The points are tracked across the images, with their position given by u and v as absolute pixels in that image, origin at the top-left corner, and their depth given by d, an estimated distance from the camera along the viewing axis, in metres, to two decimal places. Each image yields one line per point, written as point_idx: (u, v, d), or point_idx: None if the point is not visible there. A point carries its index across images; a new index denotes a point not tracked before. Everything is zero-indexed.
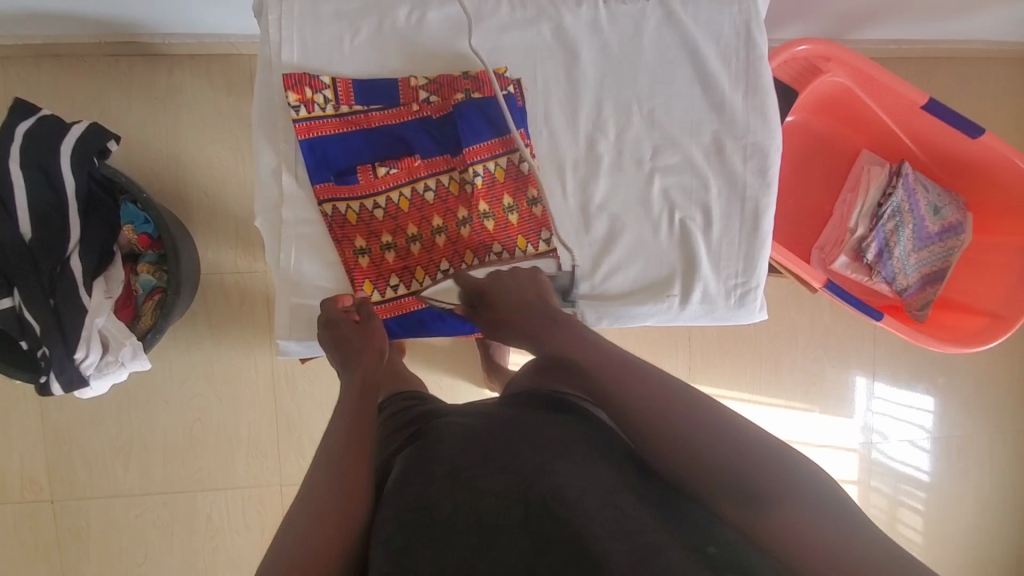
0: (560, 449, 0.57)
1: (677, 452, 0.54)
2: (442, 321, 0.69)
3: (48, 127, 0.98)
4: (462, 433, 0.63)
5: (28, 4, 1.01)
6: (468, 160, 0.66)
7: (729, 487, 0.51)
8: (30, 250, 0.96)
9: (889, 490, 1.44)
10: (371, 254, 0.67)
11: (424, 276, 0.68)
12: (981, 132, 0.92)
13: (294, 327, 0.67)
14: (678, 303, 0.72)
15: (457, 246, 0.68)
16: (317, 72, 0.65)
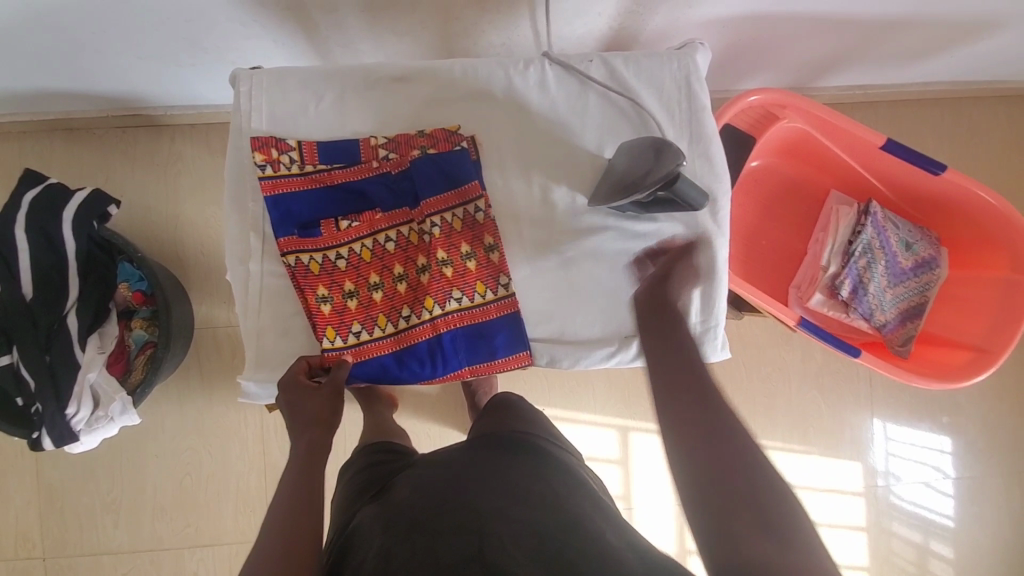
0: (514, 492, 0.60)
1: (718, 459, 0.54)
2: (404, 368, 0.71)
3: (53, 195, 1.05)
4: (420, 482, 0.65)
5: (43, 86, 1.11)
6: (426, 212, 0.70)
7: (727, 487, 0.52)
8: (30, 309, 1.01)
9: (915, 540, 1.38)
10: (334, 303, 0.69)
11: (387, 322, 0.70)
12: (941, 169, 0.95)
13: (258, 376, 0.70)
14: (638, 342, 0.73)
15: (417, 292, 0.70)
16: (285, 136, 0.70)
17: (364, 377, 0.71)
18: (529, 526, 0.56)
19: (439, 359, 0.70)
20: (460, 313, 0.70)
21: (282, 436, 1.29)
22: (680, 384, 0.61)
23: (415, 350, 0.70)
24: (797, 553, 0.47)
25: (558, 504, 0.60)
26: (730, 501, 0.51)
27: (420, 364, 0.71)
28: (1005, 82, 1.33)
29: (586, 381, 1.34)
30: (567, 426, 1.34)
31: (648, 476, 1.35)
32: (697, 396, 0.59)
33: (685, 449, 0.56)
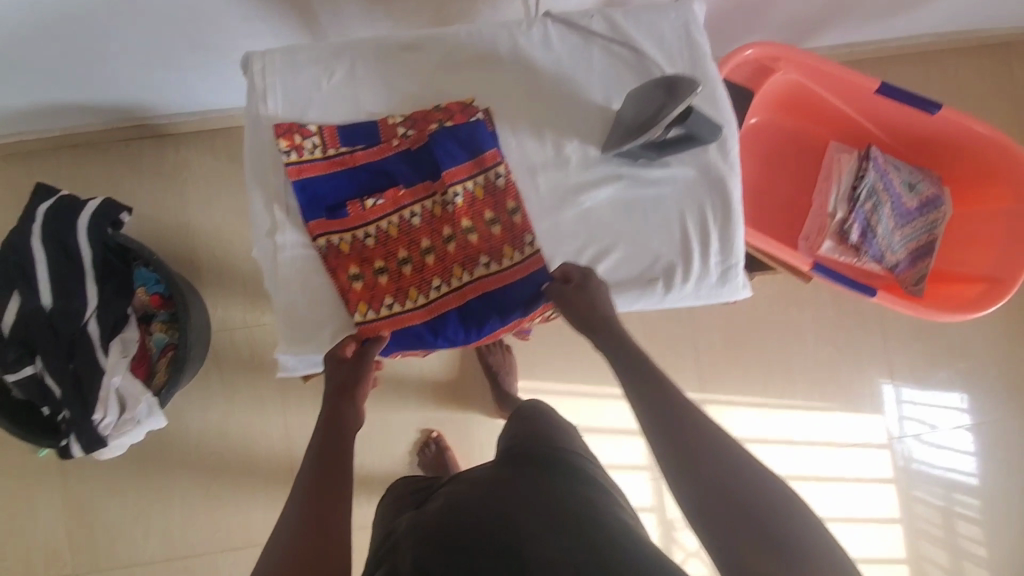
0: (539, 508, 0.67)
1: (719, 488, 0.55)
2: (439, 335, 0.71)
3: (66, 206, 1.07)
4: (465, 497, 0.71)
5: (48, 100, 1.12)
6: (448, 182, 0.71)
7: (737, 522, 0.53)
8: (51, 319, 1.03)
9: (939, 500, 1.39)
10: (366, 279, 0.71)
11: (418, 295, 0.71)
12: (936, 108, 0.97)
13: (292, 346, 0.71)
14: (663, 286, 0.74)
15: (447, 261, 0.71)
16: (305, 120, 0.72)
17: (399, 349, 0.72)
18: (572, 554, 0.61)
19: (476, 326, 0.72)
20: (490, 277, 0.72)
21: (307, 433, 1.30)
22: (674, 438, 0.59)
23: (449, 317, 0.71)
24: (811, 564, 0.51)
25: (594, 521, 0.66)
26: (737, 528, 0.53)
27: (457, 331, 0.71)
28: (989, 31, 1.36)
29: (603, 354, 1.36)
30: (588, 401, 1.35)
31: None
32: (687, 435, 0.58)
33: (679, 481, 0.57)
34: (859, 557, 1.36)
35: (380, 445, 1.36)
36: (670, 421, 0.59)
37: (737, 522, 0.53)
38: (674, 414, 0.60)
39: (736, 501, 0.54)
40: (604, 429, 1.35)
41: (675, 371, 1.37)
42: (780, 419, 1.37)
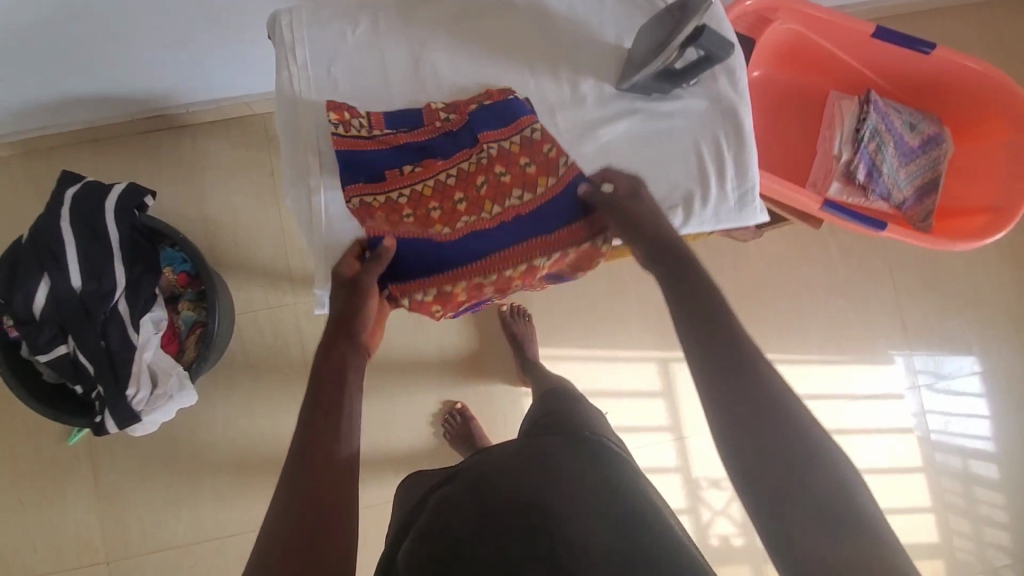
0: (575, 491, 0.69)
1: (774, 444, 0.55)
2: (466, 247, 0.72)
3: (94, 190, 1.09)
4: (497, 457, 0.75)
5: (70, 92, 1.15)
6: (485, 142, 0.74)
7: (791, 487, 0.53)
8: (82, 298, 1.05)
9: (957, 458, 1.41)
10: (400, 230, 0.72)
11: (442, 225, 0.73)
12: (930, 47, 1.00)
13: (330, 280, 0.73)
14: (683, 211, 0.76)
15: (479, 208, 0.74)
16: (350, 104, 0.75)
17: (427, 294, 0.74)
18: (600, 525, 0.66)
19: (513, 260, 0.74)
20: (522, 207, 0.74)
21: None
22: (728, 381, 0.58)
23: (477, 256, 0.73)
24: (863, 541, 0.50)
25: (620, 493, 0.70)
26: (788, 488, 0.53)
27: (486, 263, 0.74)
28: None
29: (619, 319, 1.38)
30: (608, 366, 1.37)
31: (693, 405, 1.38)
32: (751, 394, 0.57)
33: (740, 442, 0.56)
34: (885, 509, 1.37)
35: (404, 421, 1.38)
36: (728, 365, 0.59)
37: (781, 474, 0.54)
38: (739, 353, 0.59)
39: (786, 455, 0.54)
40: (626, 393, 1.37)
41: None
42: (798, 376, 1.39)
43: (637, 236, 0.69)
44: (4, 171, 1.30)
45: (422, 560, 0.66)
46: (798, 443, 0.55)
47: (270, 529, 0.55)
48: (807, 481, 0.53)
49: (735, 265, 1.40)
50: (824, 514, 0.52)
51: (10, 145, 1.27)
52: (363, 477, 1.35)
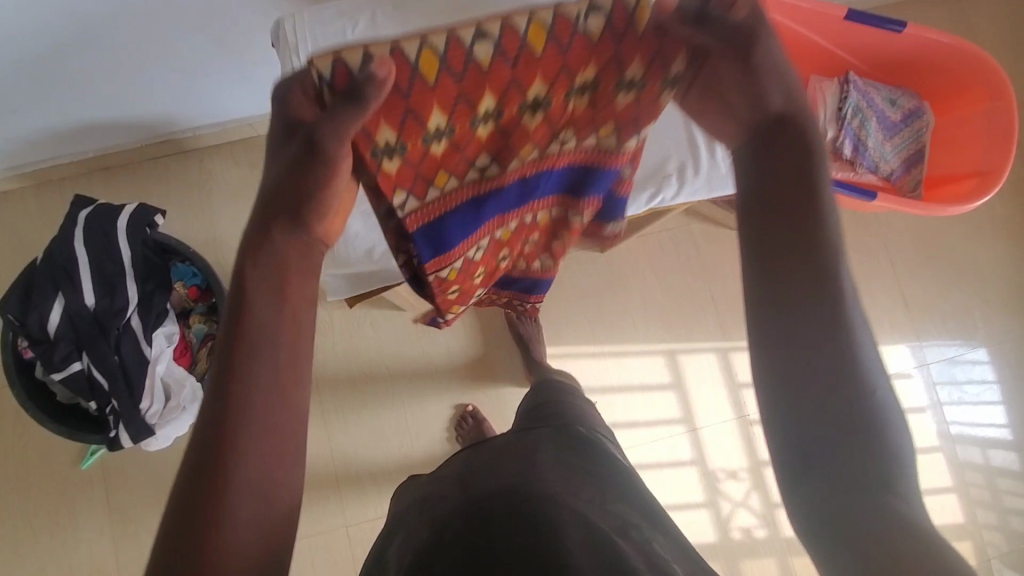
0: (566, 478, 0.69)
1: (839, 382, 0.42)
2: (457, 226, 0.71)
3: (105, 210, 1.12)
4: (480, 465, 0.73)
5: (82, 119, 1.20)
6: (575, 25, 0.54)
7: (835, 432, 0.42)
8: (97, 316, 1.08)
9: (973, 436, 1.39)
10: (409, 160, 0.60)
11: (449, 176, 0.65)
12: (902, 25, 1.05)
13: (337, 263, 0.80)
14: (677, 179, 0.81)
15: (510, 140, 0.64)
16: None
17: (433, 252, 0.71)
18: (580, 521, 0.62)
19: (530, 168, 0.70)
20: (562, 152, 0.70)
21: (344, 418, 1.37)
22: (800, 294, 0.44)
23: (488, 208, 0.73)
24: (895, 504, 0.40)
25: (606, 498, 0.68)
26: (822, 428, 0.42)
27: (513, 197, 0.74)
28: None
29: (624, 314, 1.39)
30: (616, 360, 1.37)
31: (704, 396, 1.37)
32: (828, 317, 0.43)
33: (800, 370, 0.43)
34: None
35: (415, 429, 1.38)
36: (808, 284, 0.44)
37: (832, 417, 0.42)
38: (815, 264, 0.44)
39: (834, 396, 0.42)
40: (636, 388, 1.37)
41: (695, 322, 1.40)
42: None
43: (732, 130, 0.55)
44: (18, 201, 1.34)
45: (411, 546, 0.66)
46: (856, 390, 0.42)
47: (198, 433, 0.42)
48: (852, 427, 0.42)
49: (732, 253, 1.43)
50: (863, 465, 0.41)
51: (23, 176, 1.31)
52: (376, 486, 1.35)
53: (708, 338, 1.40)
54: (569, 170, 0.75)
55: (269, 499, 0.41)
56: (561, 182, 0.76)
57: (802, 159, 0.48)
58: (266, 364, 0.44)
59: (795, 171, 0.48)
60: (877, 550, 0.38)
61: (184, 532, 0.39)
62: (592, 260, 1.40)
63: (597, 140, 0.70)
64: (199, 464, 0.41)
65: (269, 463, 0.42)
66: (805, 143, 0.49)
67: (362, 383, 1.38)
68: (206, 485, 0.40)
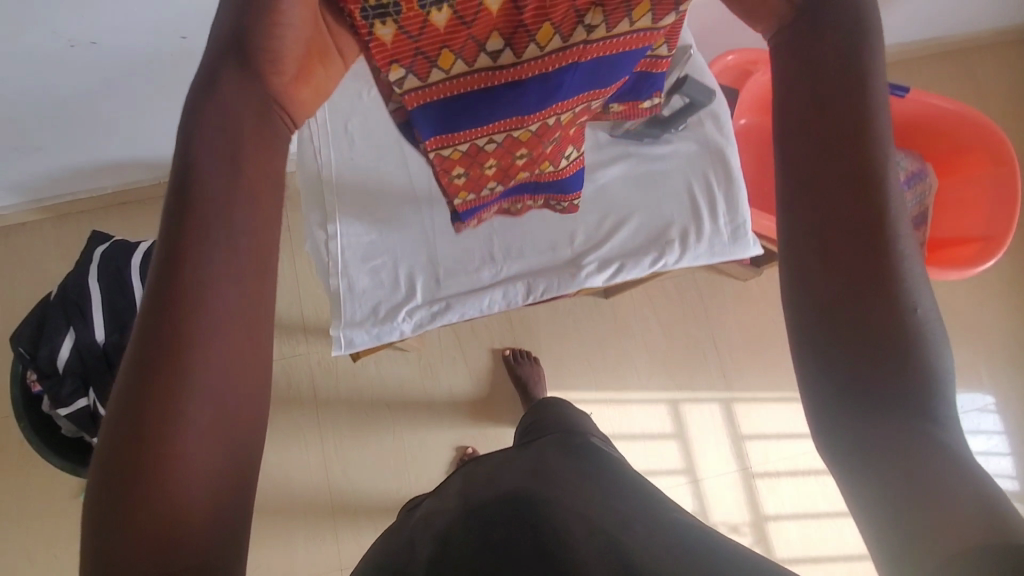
0: (569, 481, 0.68)
1: (868, 297, 0.36)
2: (471, 119, 0.57)
3: (119, 247, 1.14)
4: (480, 478, 0.74)
5: (104, 157, 1.24)
6: None
7: (879, 372, 0.35)
8: (105, 351, 1.10)
9: None
10: (402, 29, 0.42)
11: (456, 62, 0.48)
12: (906, 90, 1.07)
13: (351, 319, 0.79)
14: (679, 246, 0.82)
15: (525, 16, 0.45)
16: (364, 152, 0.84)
17: (435, 130, 0.57)
18: (582, 505, 0.62)
19: (554, 62, 0.51)
20: (598, 44, 0.51)
21: (343, 455, 1.37)
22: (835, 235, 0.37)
23: (503, 101, 0.55)
24: (943, 449, 0.34)
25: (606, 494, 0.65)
26: (861, 367, 0.35)
27: (534, 95, 0.55)
28: (943, 39, 1.52)
29: (627, 360, 1.40)
30: (618, 407, 1.37)
31: (706, 446, 1.36)
32: (872, 228, 0.36)
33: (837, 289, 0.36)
34: None
35: (414, 468, 1.37)
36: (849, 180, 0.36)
37: (871, 356, 0.35)
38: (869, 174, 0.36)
39: (872, 329, 0.35)
40: (637, 435, 1.36)
41: (697, 369, 1.40)
42: None
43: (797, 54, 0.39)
44: (37, 233, 1.37)
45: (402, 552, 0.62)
46: (903, 320, 0.35)
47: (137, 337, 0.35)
48: (899, 366, 0.35)
49: (736, 302, 1.44)
50: (910, 403, 0.35)
51: (44, 208, 1.35)
52: (373, 526, 1.33)
53: (711, 387, 1.39)
54: (608, 69, 0.56)
55: (232, 413, 0.35)
56: (592, 83, 0.57)
57: (863, 58, 0.37)
58: (221, 254, 0.35)
59: (857, 80, 0.37)
60: (906, 489, 0.34)
61: (128, 454, 0.34)
62: (596, 306, 1.42)
63: (639, 30, 0.51)
64: (139, 375, 0.34)
65: (230, 375, 0.35)
66: (866, 56, 0.37)
67: (364, 420, 1.38)
68: (150, 401, 0.34)
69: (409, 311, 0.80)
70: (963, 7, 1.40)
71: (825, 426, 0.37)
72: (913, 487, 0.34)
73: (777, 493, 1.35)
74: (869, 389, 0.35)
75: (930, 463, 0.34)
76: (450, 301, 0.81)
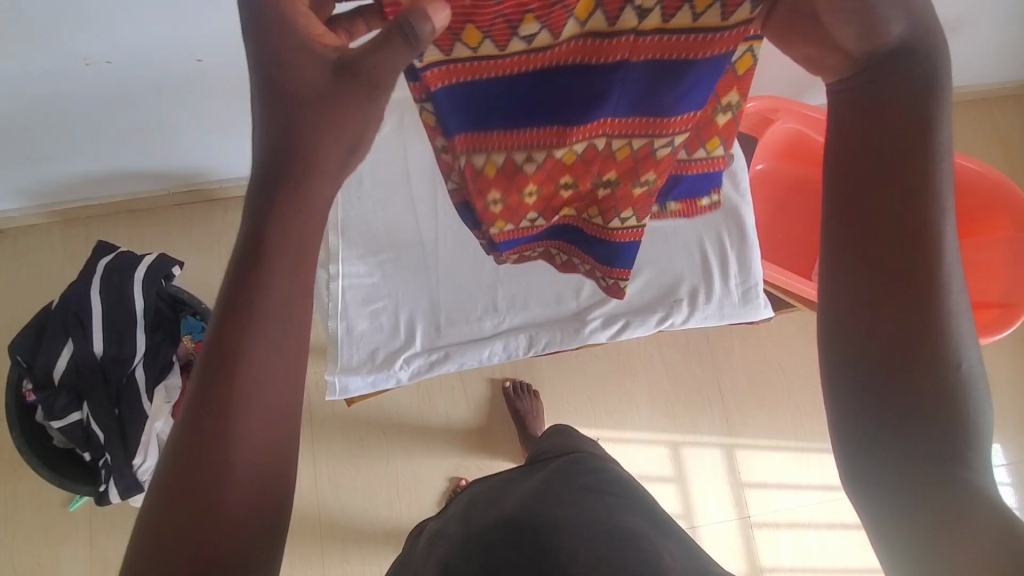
0: (574, 502, 0.69)
1: (897, 349, 0.41)
2: (501, 109, 0.53)
3: (124, 260, 1.13)
4: (483, 499, 0.75)
5: (114, 167, 1.23)
6: None
7: (909, 418, 0.40)
8: (102, 364, 1.09)
9: None
10: None
11: (478, 44, 0.45)
12: None
13: (342, 364, 0.80)
14: (687, 306, 0.84)
15: None
16: (372, 192, 0.85)
17: (462, 126, 0.55)
18: (576, 549, 0.62)
19: (595, 52, 0.48)
20: (657, 39, 0.47)
21: (336, 478, 1.35)
22: (890, 288, 0.41)
23: (546, 91, 0.52)
24: (965, 478, 0.39)
25: (614, 526, 0.66)
26: (893, 409, 0.41)
27: (577, 102, 0.53)
28: (970, 86, 1.49)
29: (629, 399, 1.37)
30: (617, 446, 1.34)
31: (704, 493, 1.34)
32: (924, 286, 0.40)
33: (874, 340, 0.42)
34: None
35: (406, 494, 1.35)
36: (885, 241, 0.41)
37: (915, 399, 0.40)
38: (911, 231, 0.41)
39: (912, 378, 0.40)
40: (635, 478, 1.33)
41: (700, 413, 1.37)
42: (812, 465, 1.36)
43: (858, 88, 0.43)
44: (45, 237, 1.37)
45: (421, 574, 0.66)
46: (945, 371, 0.40)
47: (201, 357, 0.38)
48: (934, 412, 0.40)
49: (744, 345, 1.41)
50: (935, 446, 0.40)
51: (51, 213, 1.35)
52: (361, 553, 1.31)
53: (713, 431, 1.37)
54: (661, 90, 0.52)
55: (272, 444, 0.39)
56: (644, 107, 0.54)
57: (919, 116, 0.41)
58: (279, 282, 0.39)
59: (908, 137, 0.41)
60: (927, 512, 0.40)
61: (182, 477, 0.37)
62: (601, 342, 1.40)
63: (703, 31, 0.47)
64: (200, 387, 0.38)
65: (275, 389, 0.39)
66: (923, 114, 0.41)
67: (358, 443, 1.37)
68: (201, 429, 0.37)
69: (408, 358, 0.81)
70: (993, 55, 1.37)
71: (852, 454, 0.43)
72: (939, 506, 0.39)
73: (775, 546, 1.32)
74: (901, 432, 0.41)
75: (956, 492, 0.39)
76: (449, 350, 0.82)
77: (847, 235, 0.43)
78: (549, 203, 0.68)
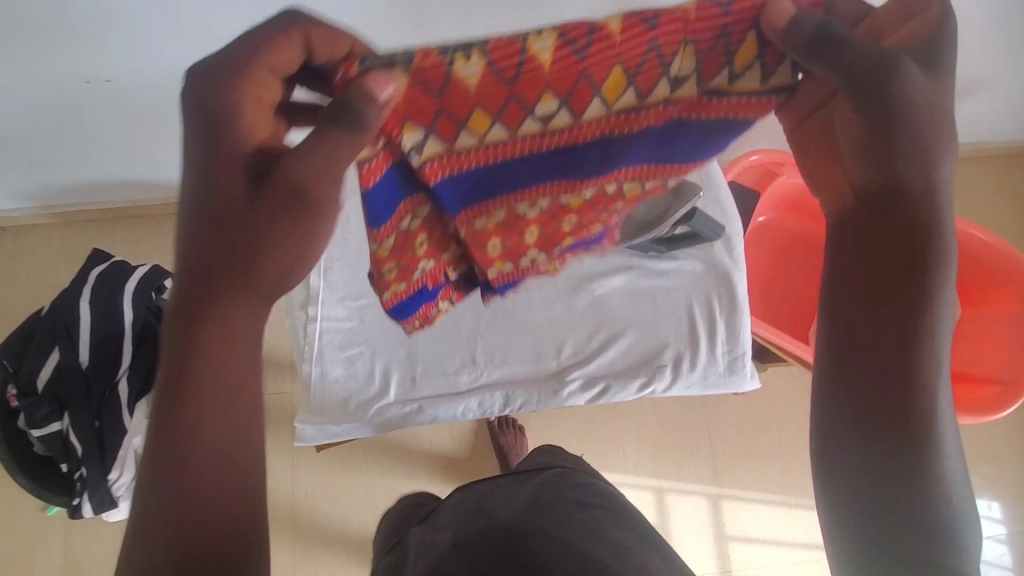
0: (569, 512, 0.69)
1: (891, 434, 0.49)
2: (507, 182, 0.56)
3: (115, 269, 1.14)
4: (466, 508, 0.72)
5: (116, 175, 1.23)
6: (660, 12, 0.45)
7: (904, 495, 0.49)
8: (85, 376, 1.09)
9: None
10: (423, 87, 0.45)
11: (483, 129, 0.49)
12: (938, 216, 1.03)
13: (310, 411, 0.80)
14: (670, 373, 0.82)
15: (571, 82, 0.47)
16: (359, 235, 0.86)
17: (464, 204, 0.57)
18: (563, 560, 0.62)
19: (624, 123, 0.52)
20: (659, 112, 0.52)
21: (314, 499, 1.33)
22: (886, 382, 0.49)
23: (559, 168, 0.56)
24: (936, 542, 0.49)
25: (602, 535, 0.66)
26: (891, 485, 0.49)
27: (592, 163, 0.56)
28: (990, 142, 1.45)
29: (616, 440, 1.35)
30: None
31: (687, 541, 1.31)
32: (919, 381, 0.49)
33: (876, 427, 0.49)
34: None
35: None
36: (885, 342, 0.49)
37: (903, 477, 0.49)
38: (903, 334, 0.49)
39: (901, 461, 0.49)
40: None
41: (687, 458, 1.35)
42: (800, 519, 1.33)
43: (877, 207, 0.50)
44: (44, 237, 1.37)
45: None
46: (928, 457, 0.49)
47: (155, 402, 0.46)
48: (916, 489, 0.49)
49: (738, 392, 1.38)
50: (912, 517, 0.49)
51: (52, 214, 1.35)
52: None
53: (700, 479, 1.34)
54: (670, 147, 0.57)
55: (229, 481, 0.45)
56: (661, 158, 0.59)
57: (920, 238, 0.49)
58: (213, 338, 0.46)
59: (905, 253, 0.49)
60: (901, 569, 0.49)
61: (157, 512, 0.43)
62: None
63: (727, 94, 0.51)
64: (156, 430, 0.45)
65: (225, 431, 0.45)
66: (924, 236, 0.49)
67: (340, 464, 1.35)
68: (165, 467, 0.44)
69: (380, 409, 0.80)
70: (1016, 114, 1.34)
71: (846, 517, 0.51)
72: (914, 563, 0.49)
73: None
74: (892, 504, 0.49)
75: (927, 551, 0.48)
76: (423, 403, 0.81)
77: (841, 330, 0.51)
78: (549, 239, 0.70)
